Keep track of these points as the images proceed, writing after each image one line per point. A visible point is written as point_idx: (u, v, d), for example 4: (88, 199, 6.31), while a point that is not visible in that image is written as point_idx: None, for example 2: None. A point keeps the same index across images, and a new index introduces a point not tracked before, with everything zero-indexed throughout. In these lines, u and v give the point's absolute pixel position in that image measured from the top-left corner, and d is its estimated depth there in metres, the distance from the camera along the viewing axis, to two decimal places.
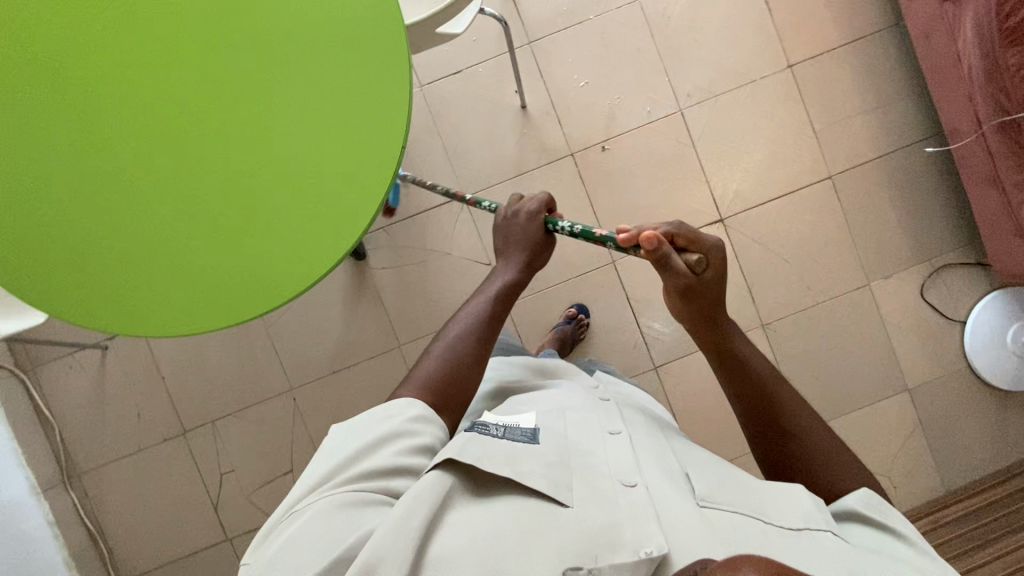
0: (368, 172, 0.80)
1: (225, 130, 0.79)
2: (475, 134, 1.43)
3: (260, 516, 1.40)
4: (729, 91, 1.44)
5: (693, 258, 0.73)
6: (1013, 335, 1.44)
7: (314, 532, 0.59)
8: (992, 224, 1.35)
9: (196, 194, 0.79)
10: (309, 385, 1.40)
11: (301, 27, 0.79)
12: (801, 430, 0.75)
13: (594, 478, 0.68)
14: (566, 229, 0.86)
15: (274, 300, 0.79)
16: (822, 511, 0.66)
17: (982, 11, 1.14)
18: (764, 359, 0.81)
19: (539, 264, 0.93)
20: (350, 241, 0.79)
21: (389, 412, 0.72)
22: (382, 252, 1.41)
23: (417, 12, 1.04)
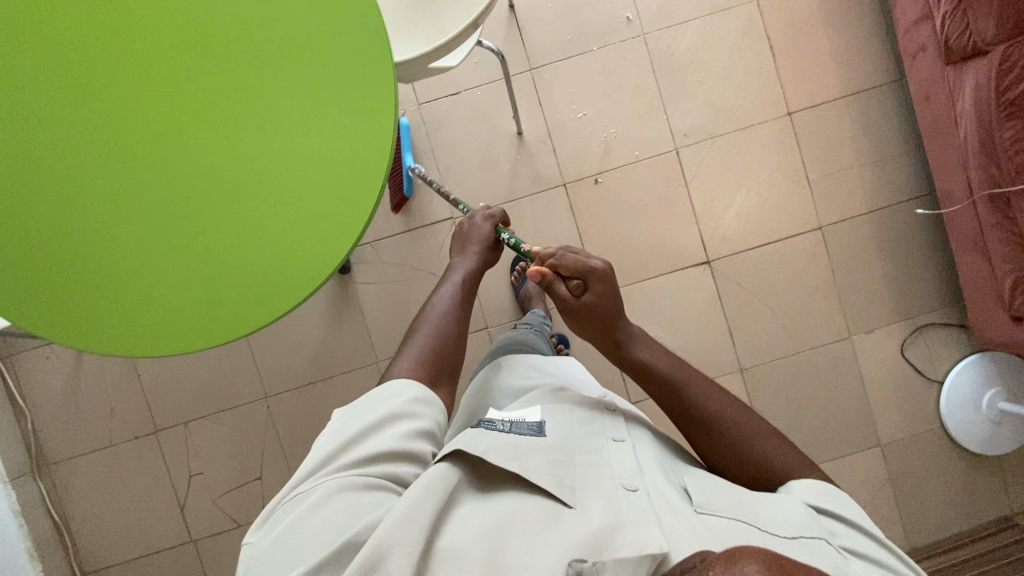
0: (353, 197, 0.81)
1: (217, 154, 0.82)
2: (470, 156, 1.44)
3: (222, 517, 1.47)
4: (726, 133, 1.45)
5: (572, 285, 0.90)
6: (988, 401, 1.43)
7: (319, 511, 0.65)
8: (977, 291, 1.34)
9: (190, 215, 0.81)
10: (284, 395, 1.47)
11: (288, 58, 0.81)
12: (711, 420, 0.84)
13: (598, 482, 0.74)
14: (508, 242, 1.04)
15: (269, 315, 0.81)
16: (813, 520, 0.70)
17: (982, 78, 1.14)
18: (662, 356, 0.90)
19: (492, 261, 1.06)
20: (334, 265, 0.81)
21: (389, 394, 0.79)
22: (368, 268, 1.47)
23: (409, 48, 1.03)
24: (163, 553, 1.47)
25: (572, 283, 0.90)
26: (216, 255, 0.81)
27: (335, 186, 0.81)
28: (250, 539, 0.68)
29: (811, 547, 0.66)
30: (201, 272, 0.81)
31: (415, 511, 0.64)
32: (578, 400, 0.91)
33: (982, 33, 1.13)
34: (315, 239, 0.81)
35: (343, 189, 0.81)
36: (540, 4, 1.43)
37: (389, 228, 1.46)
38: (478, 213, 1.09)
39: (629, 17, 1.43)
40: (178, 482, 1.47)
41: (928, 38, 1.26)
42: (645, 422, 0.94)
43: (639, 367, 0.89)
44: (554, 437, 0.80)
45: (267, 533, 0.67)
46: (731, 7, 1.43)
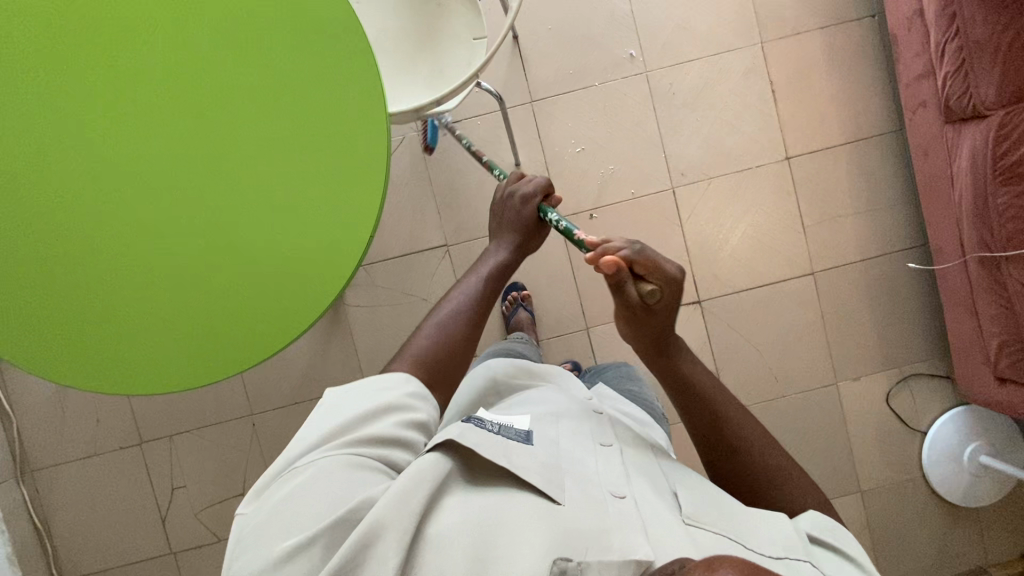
0: (345, 234, 0.81)
1: (211, 189, 0.81)
2: (467, 184, 1.44)
3: (202, 532, 1.48)
4: (724, 174, 1.44)
5: (647, 288, 0.76)
6: (970, 454, 1.44)
7: (315, 486, 0.63)
8: (964, 348, 1.34)
9: (186, 247, 0.81)
10: (270, 413, 1.47)
11: (284, 96, 0.81)
12: (738, 446, 0.83)
13: (587, 484, 0.72)
14: (554, 222, 0.89)
15: (268, 349, 0.82)
16: (799, 542, 0.71)
17: (979, 143, 1.14)
18: (708, 376, 0.86)
19: (532, 247, 0.95)
20: (327, 302, 0.81)
21: (386, 384, 0.74)
22: (360, 290, 1.46)
23: (408, 95, 1.03)
24: (144, 562, 1.48)
25: (648, 286, 0.77)
26: (213, 284, 0.81)
27: (330, 220, 0.81)
28: (241, 509, 0.64)
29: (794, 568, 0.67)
30: (197, 302, 0.81)
31: (407, 498, 0.62)
32: (568, 407, 0.91)
33: (983, 96, 1.12)
34: (310, 273, 0.81)
35: (340, 220, 0.81)
36: (545, 35, 1.42)
37: (382, 250, 1.46)
38: (517, 184, 0.94)
39: (632, 54, 1.42)
40: (161, 494, 1.48)
41: (929, 94, 1.26)
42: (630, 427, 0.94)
43: (682, 382, 0.86)
44: (541, 442, 0.78)
45: (256, 508, 0.64)
46: (735, 50, 1.42)
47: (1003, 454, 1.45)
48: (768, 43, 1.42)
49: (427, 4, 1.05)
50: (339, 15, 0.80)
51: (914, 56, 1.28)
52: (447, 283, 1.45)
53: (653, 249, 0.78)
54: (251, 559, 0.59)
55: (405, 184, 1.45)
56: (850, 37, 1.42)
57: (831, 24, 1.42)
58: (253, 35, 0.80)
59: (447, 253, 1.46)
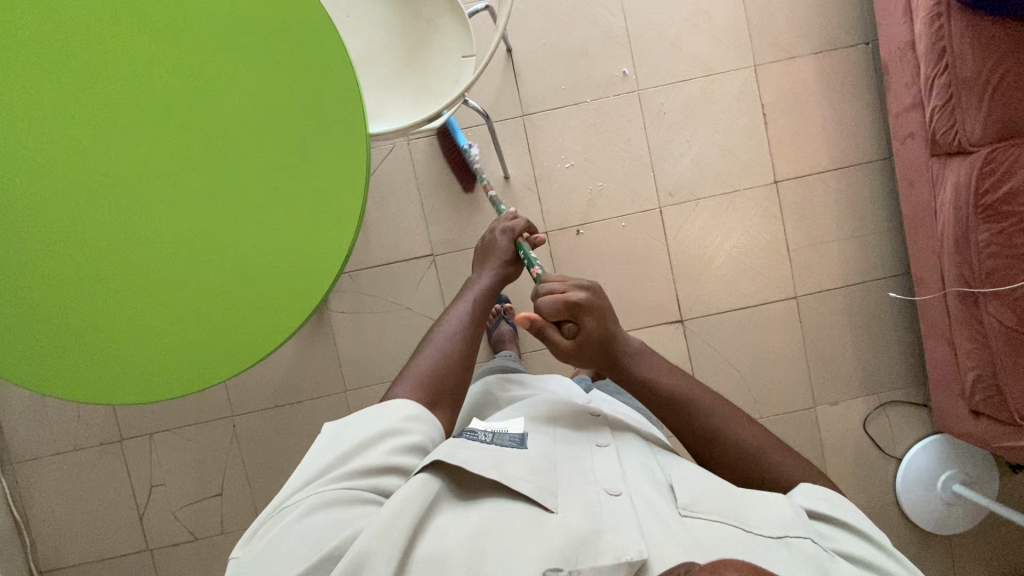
0: (320, 253, 0.81)
1: (190, 203, 0.81)
2: (455, 195, 1.45)
3: (179, 531, 1.49)
4: (711, 195, 1.45)
5: (566, 326, 0.82)
6: (943, 483, 1.45)
7: (304, 525, 0.64)
8: (941, 379, 1.35)
9: (165, 259, 0.81)
10: (250, 415, 1.47)
11: (265, 113, 0.80)
12: (716, 430, 0.83)
13: (581, 484, 0.76)
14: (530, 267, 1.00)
15: (255, 354, 0.81)
16: (798, 519, 0.72)
17: (962, 178, 1.14)
18: (671, 372, 0.87)
19: (513, 278, 1.04)
20: (300, 322, 0.81)
21: (380, 413, 0.77)
22: (344, 297, 1.46)
23: (400, 101, 1.04)
24: (121, 559, 1.49)
25: (565, 326, 0.82)
26: (190, 299, 0.81)
27: (306, 238, 0.81)
28: (237, 553, 0.66)
29: (793, 546, 0.68)
30: (175, 315, 0.81)
31: (394, 522, 0.62)
32: (563, 411, 0.94)
33: (969, 133, 1.13)
34: (285, 291, 0.81)
35: (323, 217, 0.80)
36: (539, 49, 1.42)
37: (368, 258, 1.45)
38: (500, 225, 1.06)
39: (625, 72, 1.42)
40: (139, 491, 1.48)
41: (917, 126, 1.26)
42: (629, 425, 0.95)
43: (640, 384, 0.86)
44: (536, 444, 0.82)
45: (250, 548, 0.66)
46: (729, 71, 1.42)
47: (976, 483, 1.46)
48: (761, 65, 1.42)
49: (416, 20, 1.05)
50: (318, 30, 0.79)
51: (904, 87, 1.28)
52: (432, 293, 1.46)
53: (548, 286, 0.84)
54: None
55: (393, 192, 1.45)
56: (843, 62, 1.42)
57: (824, 49, 1.42)
58: (228, 34, 0.80)
59: (433, 262, 1.46)
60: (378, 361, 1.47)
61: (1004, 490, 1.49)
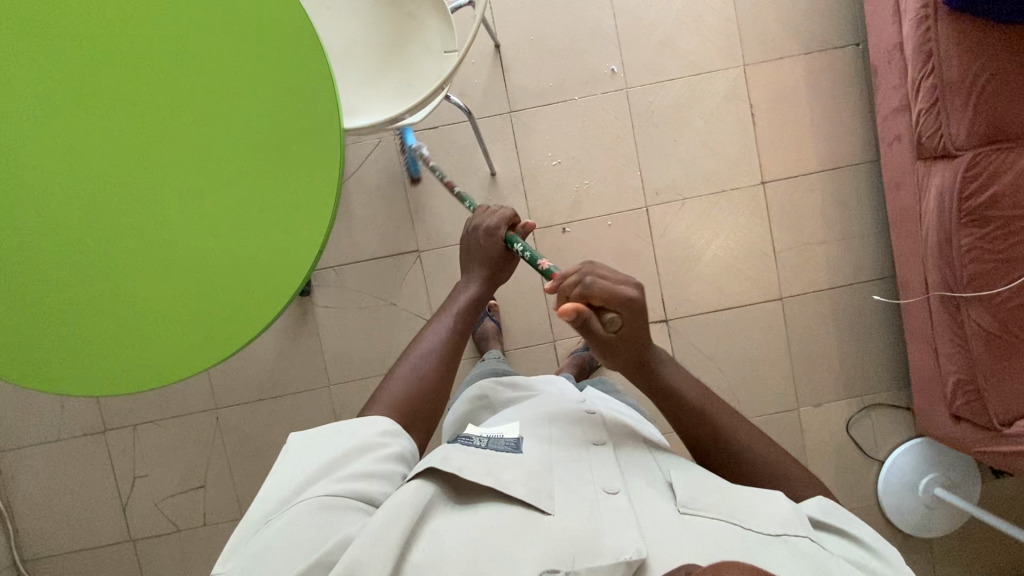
0: (293, 249, 0.80)
1: (162, 199, 0.80)
2: (441, 191, 1.44)
3: (162, 523, 1.50)
4: (698, 195, 1.44)
5: (608, 318, 0.77)
6: (925, 486, 1.45)
7: (291, 537, 0.62)
8: (923, 383, 1.35)
9: (137, 256, 0.80)
10: (234, 408, 1.47)
11: (238, 108, 0.80)
12: (729, 443, 0.83)
13: (579, 485, 0.75)
14: (522, 253, 0.91)
15: (234, 343, 0.80)
16: (798, 519, 0.71)
17: (946, 181, 1.14)
18: (686, 377, 0.86)
19: (502, 279, 0.99)
20: (277, 312, 0.80)
21: (355, 427, 0.76)
22: (329, 291, 1.46)
23: (384, 92, 1.04)
24: (103, 548, 1.50)
25: (607, 317, 0.77)
26: (163, 295, 0.80)
27: (279, 233, 0.80)
28: (218, 570, 0.63)
29: (791, 544, 0.67)
30: (147, 310, 0.80)
31: (388, 530, 0.62)
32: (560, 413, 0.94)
33: (953, 137, 1.12)
34: (258, 287, 0.81)
35: (300, 201, 0.80)
36: (527, 46, 1.41)
37: (354, 252, 1.45)
38: (483, 216, 0.95)
39: (613, 69, 1.42)
40: (123, 482, 1.49)
41: (903, 128, 1.25)
42: (625, 423, 0.94)
43: (663, 390, 0.85)
44: (532, 448, 0.82)
45: (231, 563, 0.62)
46: (718, 70, 1.42)
47: (958, 487, 1.46)
48: (750, 65, 1.42)
49: (398, 14, 1.05)
50: (288, 20, 0.79)
51: (892, 89, 1.27)
52: (417, 289, 1.46)
53: (600, 272, 0.76)
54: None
55: (379, 187, 1.44)
56: (834, 63, 1.41)
57: (814, 50, 1.41)
58: (196, 19, 0.79)
59: (419, 258, 1.46)
60: (362, 356, 1.47)
61: (986, 494, 1.50)
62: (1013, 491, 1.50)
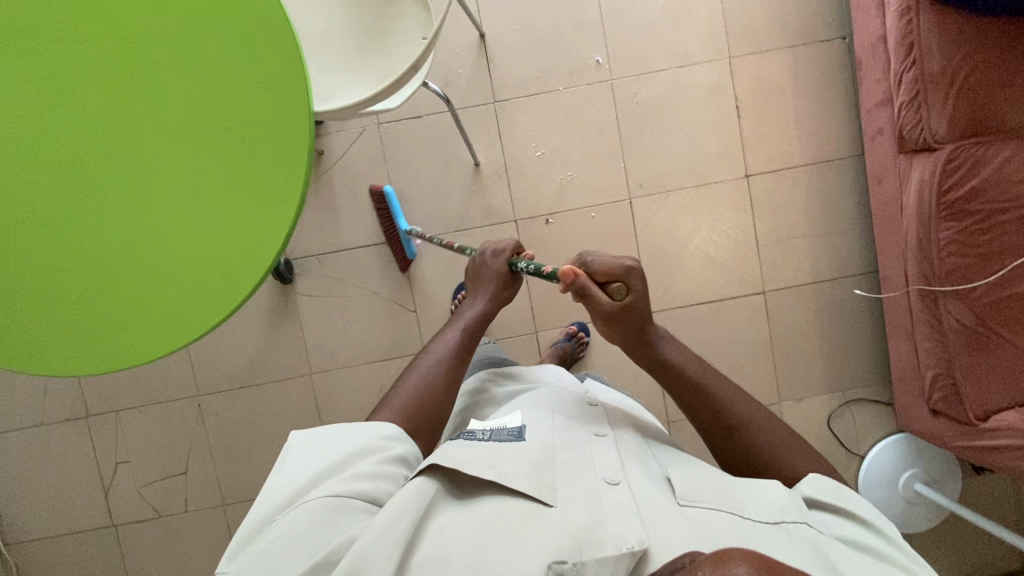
0: (264, 225, 0.77)
1: (130, 174, 0.77)
2: (425, 181, 1.44)
3: (144, 508, 1.50)
4: (681, 188, 1.44)
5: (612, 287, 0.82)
6: (906, 481, 1.45)
7: (292, 537, 0.61)
8: (903, 378, 1.34)
9: (104, 234, 0.77)
10: (217, 396, 1.48)
11: (203, 81, 0.77)
12: (741, 423, 0.81)
13: (580, 478, 0.76)
14: (528, 268, 0.95)
15: (207, 321, 0.77)
16: (795, 503, 0.70)
17: (927, 174, 1.13)
18: (689, 356, 0.87)
19: (508, 297, 1.02)
20: (250, 289, 0.76)
21: (358, 430, 0.75)
22: (311, 280, 1.46)
23: (360, 78, 1.03)
24: (85, 533, 1.50)
25: (612, 287, 0.83)
26: (129, 275, 0.77)
27: (251, 208, 0.77)
28: (222, 569, 0.62)
29: (789, 530, 0.67)
30: (113, 290, 0.77)
31: (390, 527, 0.61)
32: (561, 402, 0.94)
33: (934, 130, 1.11)
34: (229, 265, 0.77)
35: (272, 170, 0.77)
36: (512, 36, 1.41)
37: (336, 242, 1.45)
38: (491, 247, 1.04)
39: (599, 60, 1.41)
40: (104, 468, 1.49)
41: (886, 122, 1.25)
42: (625, 414, 0.95)
43: (664, 365, 0.86)
44: (534, 436, 0.82)
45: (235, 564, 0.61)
46: (703, 63, 1.41)
47: (939, 483, 1.46)
48: (736, 58, 1.41)
49: None
50: None
51: (875, 82, 1.26)
52: (400, 278, 1.46)
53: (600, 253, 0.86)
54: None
55: (362, 176, 1.44)
56: (819, 57, 1.41)
57: (801, 43, 1.41)
58: None
59: (402, 248, 1.46)
60: (344, 346, 1.47)
61: (967, 490, 1.50)
62: (993, 487, 1.50)
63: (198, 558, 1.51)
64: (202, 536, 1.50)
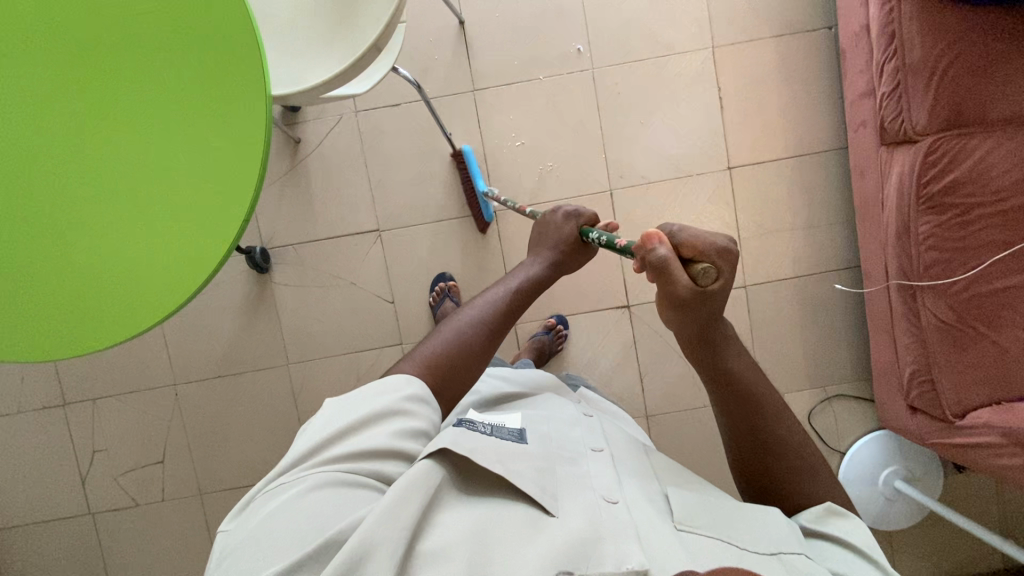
0: (229, 189, 0.72)
1: (92, 155, 0.74)
2: (404, 170, 1.43)
3: (121, 496, 1.50)
4: (663, 179, 1.42)
5: (698, 268, 0.63)
6: (886, 478, 1.43)
7: (300, 504, 0.60)
8: (885, 375, 1.32)
9: (66, 214, 0.74)
10: (193, 385, 1.47)
11: (152, 50, 0.73)
12: (777, 442, 0.78)
13: (579, 489, 0.72)
14: (597, 240, 0.87)
15: (180, 294, 0.72)
16: (794, 535, 0.71)
17: (907, 166, 1.11)
18: (750, 361, 0.79)
19: (569, 267, 0.98)
20: (217, 260, 0.72)
21: (383, 390, 0.73)
22: (288, 270, 1.45)
23: (331, 57, 1.01)
24: (62, 521, 1.51)
25: (698, 267, 0.64)
26: (98, 252, 0.74)
27: (210, 184, 0.72)
28: (225, 526, 0.64)
29: (787, 562, 0.66)
30: (76, 272, 0.74)
31: (399, 509, 0.59)
32: (562, 414, 0.92)
33: (914, 122, 1.09)
34: (190, 247, 0.73)
35: (231, 132, 0.72)
36: (491, 23, 1.39)
37: (314, 231, 1.44)
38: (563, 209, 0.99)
39: (579, 49, 1.39)
40: (82, 456, 1.49)
41: (869, 114, 1.23)
42: (621, 432, 0.95)
43: (721, 372, 0.78)
44: (536, 439, 0.80)
45: (240, 524, 0.62)
46: (686, 52, 1.39)
47: (921, 482, 1.45)
48: (719, 47, 1.39)
49: None
50: None
51: (858, 73, 1.24)
52: (377, 268, 1.45)
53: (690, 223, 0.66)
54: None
55: (339, 163, 1.43)
56: (803, 48, 1.38)
57: (786, 32, 1.38)
58: None
59: (381, 238, 1.45)
60: (322, 336, 1.46)
61: (949, 489, 1.49)
62: (975, 486, 1.49)
63: (174, 547, 1.51)
64: (179, 525, 1.50)
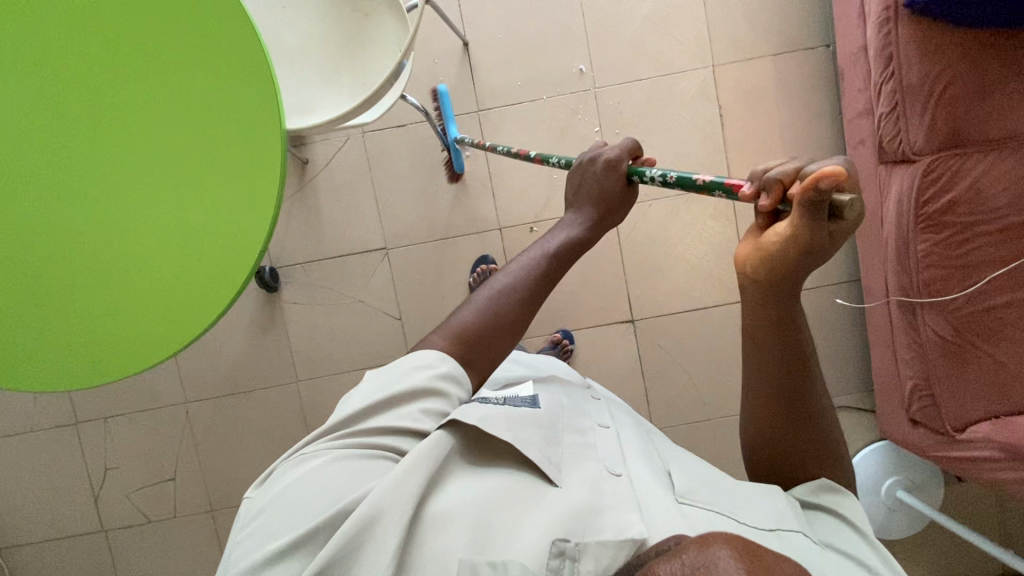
0: (244, 212, 0.63)
1: (74, 169, 0.64)
2: (410, 189, 1.45)
3: (133, 514, 1.52)
4: (664, 196, 1.44)
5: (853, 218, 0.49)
6: (888, 488, 1.45)
7: (317, 477, 0.61)
8: (886, 393, 1.34)
9: (43, 236, 0.64)
10: (203, 403, 1.49)
11: (143, 49, 0.64)
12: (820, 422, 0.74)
13: (583, 460, 0.73)
14: (657, 178, 0.72)
15: (185, 330, 0.64)
16: (794, 513, 0.70)
17: (905, 186, 1.13)
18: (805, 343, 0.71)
19: (613, 221, 0.83)
20: (231, 297, 0.63)
21: (416, 364, 0.72)
22: (297, 288, 1.47)
23: (342, 87, 1.03)
24: (75, 538, 1.52)
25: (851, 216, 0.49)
26: (86, 280, 0.64)
27: (223, 208, 0.64)
28: (251, 493, 0.66)
29: (785, 538, 0.66)
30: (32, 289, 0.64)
31: (407, 479, 0.60)
32: (568, 389, 0.93)
33: (912, 142, 1.11)
34: (199, 277, 0.64)
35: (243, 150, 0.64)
36: (494, 44, 1.41)
37: (321, 249, 1.46)
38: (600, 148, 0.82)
39: (582, 69, 1.41)
40: (94, 473, 1.51)
41: (867, 131, 1.25)
42: (622, 408, 0.98)
43: (782, 359, 0.71)
44: (547, 409, 0.80)
45: (262, 492, 0.64)
46: (686, 71, 1.41)
47: (923, 490, 1.46)
48: (720, 66, 1.41)
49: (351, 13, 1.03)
50: None
51: (857, 91, 1.27)
52: (384, 286, 1.47)
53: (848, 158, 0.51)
54: (252, 544, 0.57)
55: (346, 183, 1.45)
56: (801, 66, 1.41)
57: (786, 50, 1.41)
58: None
59: (387, 257, 1.47)
60: (329, 354, 1.48)
61: (950, 496, 1.50)
62: (974, 493, 1.51)
63: (185, 563, 1.53)
64: (190, 542, 1.52)
